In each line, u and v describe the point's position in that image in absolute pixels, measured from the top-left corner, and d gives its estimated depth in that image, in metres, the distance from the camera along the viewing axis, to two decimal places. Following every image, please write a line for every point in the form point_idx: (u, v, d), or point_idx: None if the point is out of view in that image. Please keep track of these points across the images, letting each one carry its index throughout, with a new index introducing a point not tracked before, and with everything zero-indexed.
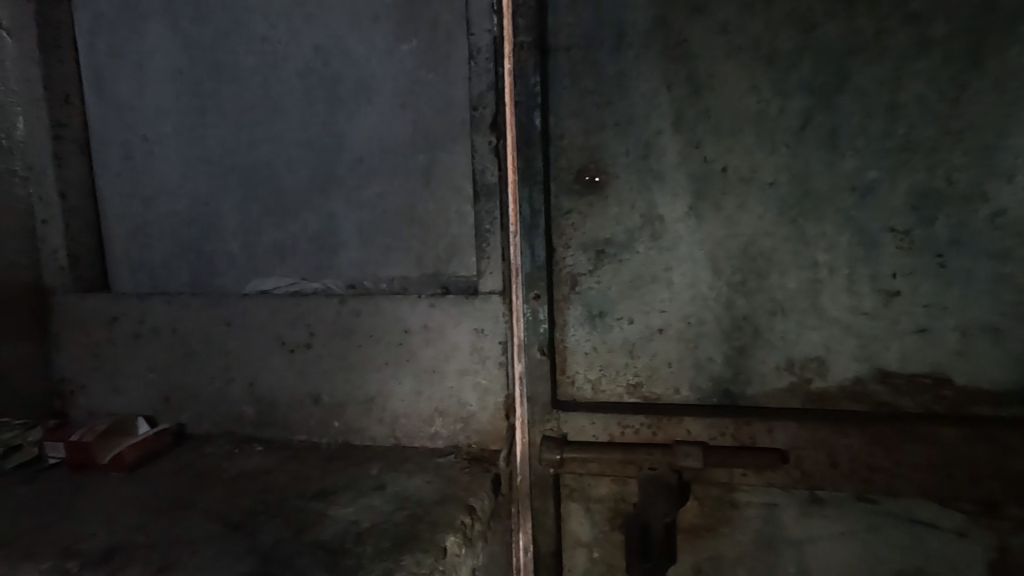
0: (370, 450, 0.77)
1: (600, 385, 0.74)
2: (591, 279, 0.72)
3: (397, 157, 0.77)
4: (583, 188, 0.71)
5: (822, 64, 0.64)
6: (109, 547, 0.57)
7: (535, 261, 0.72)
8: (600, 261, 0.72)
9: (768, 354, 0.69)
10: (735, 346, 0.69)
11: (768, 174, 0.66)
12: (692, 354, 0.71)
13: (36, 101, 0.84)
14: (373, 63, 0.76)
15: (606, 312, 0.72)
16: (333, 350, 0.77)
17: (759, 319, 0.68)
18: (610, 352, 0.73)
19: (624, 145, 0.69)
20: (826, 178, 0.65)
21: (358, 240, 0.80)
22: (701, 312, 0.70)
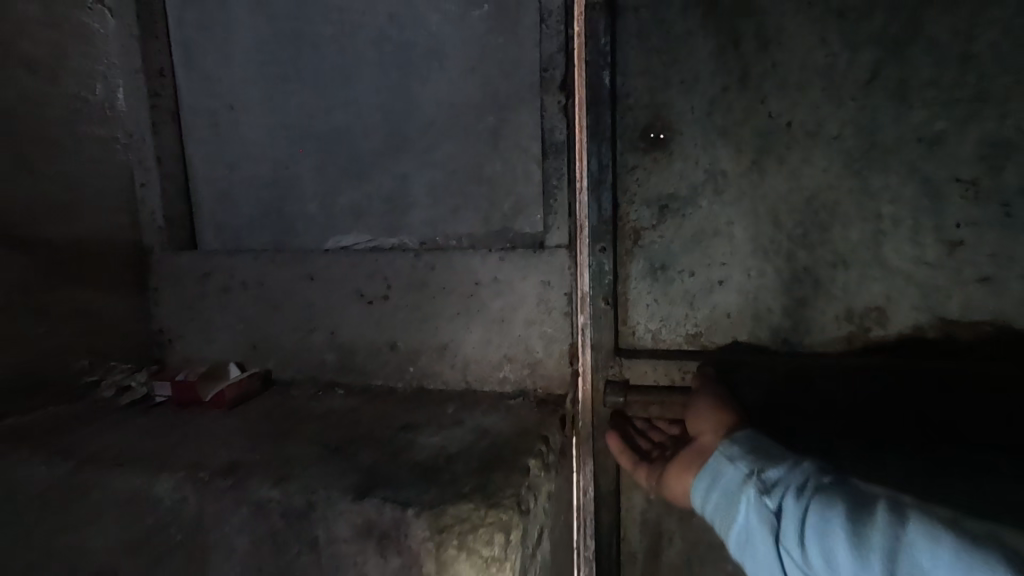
0: (442, 394, 0.83)
1: (660, 335, 0.77)
2: (654, 233, 0.76)
3: (468, 119, 0.81)
4: (648, 145, 0.74)
5: (894, 15, 0.65)
6: (230, 463, 0.64)
7: (602, 216, 0.76)
8: (663, 217, 0.75)
9: (827, 304, 0.71)
10: (795, 297, 0.72)
11: (833, 127, 0.68)
12: (752, 305, 0.73)
13: (136, 74, 0.91)
14: (445, 29, 0.80)
15: (667, 265, 0.76)
16: (408, 302, 0.83)
17: (820, 272, 0.70)
18: (671, 303, 0.76)
19: (690, 103, 0.72)
20: (892, 130, 0.66)
21: (429, 200, 0.85)
22: (762, 265, 0.72)
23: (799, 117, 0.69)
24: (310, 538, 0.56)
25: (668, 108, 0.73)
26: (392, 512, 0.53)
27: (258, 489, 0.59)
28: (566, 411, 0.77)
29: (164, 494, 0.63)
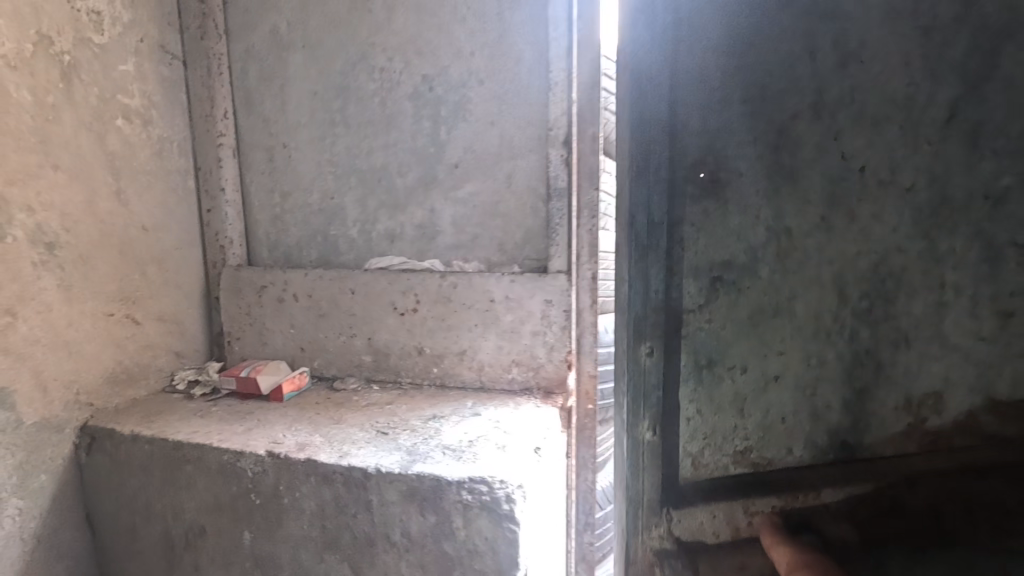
0: (461, 391, 1.00)
1: (702, 460, 0.51)
2: (700, 318, 0.49)
3: (486, 164, 0.98)
4: (706, 188, 0.47)
5: None
6: (300, 444, 0.80)
7: (649, 302, 0.49)
8: (713, 293, 0.48)
9: (891, 390, 0.48)
10: (856, 386, 0.48)
11: (907, 175, 0.45)
12: (807, 397, 0.49)
13: (206, 117, 1.08)
14: (470, 90, 0.97)
15: (718, 358, 0.49)
16: (435, 314, 1.00)
17: (886, 361, 0.48)
18: (715, 416, 0.50)
19: (753, 137, 0.46)
20: (961, 185, 0.44)
21: (453, 229, 1.01)
22: (920, 371, 0.47)
23: (877, 161, 0.45)
24: (366, 501, 0.73)
25: (778, 105, 0.45)
26: (431, 480, 0.70)
27: (324, 461, 0.75)
28: (561, 404, 0.95)
29: (247, 467, 0.79)
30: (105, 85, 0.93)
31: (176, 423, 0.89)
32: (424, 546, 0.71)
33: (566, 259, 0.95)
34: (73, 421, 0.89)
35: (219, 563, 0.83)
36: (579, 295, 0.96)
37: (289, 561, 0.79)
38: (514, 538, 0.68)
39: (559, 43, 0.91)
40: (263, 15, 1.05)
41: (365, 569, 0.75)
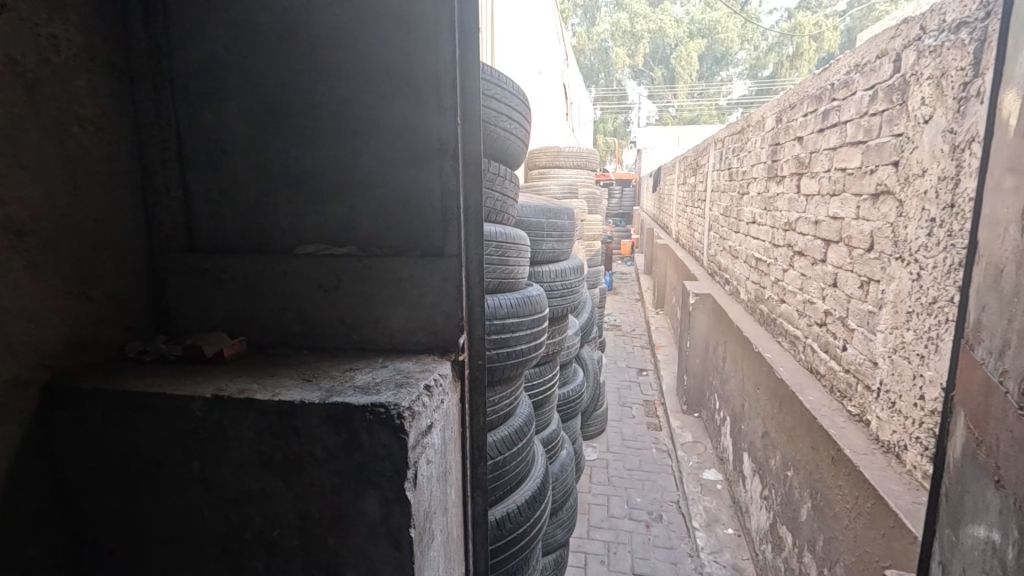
0: (375, 351, 1.25)
1: None
2: None
3: (393, 171, 1.23)
4: None
5: None
6: (240, 389, 1.02)
7: None
8: None
9: None
10: None
11: None
12: None
13: (152, 125, 1.27)
14: (378, 111, 1.22)
15: None
16: (353, 290, 1.24)
17: None
18: None
19: None
20: None
21: (368, 222, 1.26)
22: None
23: None
24: (294, 427, 0.96)
25: None
26: (344, 406, 0.94)
27: (261, 399, 0.98)
28: (454, 358, 1.22)
29: (196, 408, 1.00)
30: (63, 98, 1.09)
31: (131, 380, 1.08)
32: (339, 456, 0.96)
33: (457, 247, 1.22)
34: (39, 379, 1.05)
35: (173, 488, 1.04)
36: (469, 274, 1.26)
37: (233, 481, 1.01)
38: (405, 444, 0.93)
39: (446, 79, 1.18)
40: (203, 40, 1.25)
41: (294, 479, 0.99)
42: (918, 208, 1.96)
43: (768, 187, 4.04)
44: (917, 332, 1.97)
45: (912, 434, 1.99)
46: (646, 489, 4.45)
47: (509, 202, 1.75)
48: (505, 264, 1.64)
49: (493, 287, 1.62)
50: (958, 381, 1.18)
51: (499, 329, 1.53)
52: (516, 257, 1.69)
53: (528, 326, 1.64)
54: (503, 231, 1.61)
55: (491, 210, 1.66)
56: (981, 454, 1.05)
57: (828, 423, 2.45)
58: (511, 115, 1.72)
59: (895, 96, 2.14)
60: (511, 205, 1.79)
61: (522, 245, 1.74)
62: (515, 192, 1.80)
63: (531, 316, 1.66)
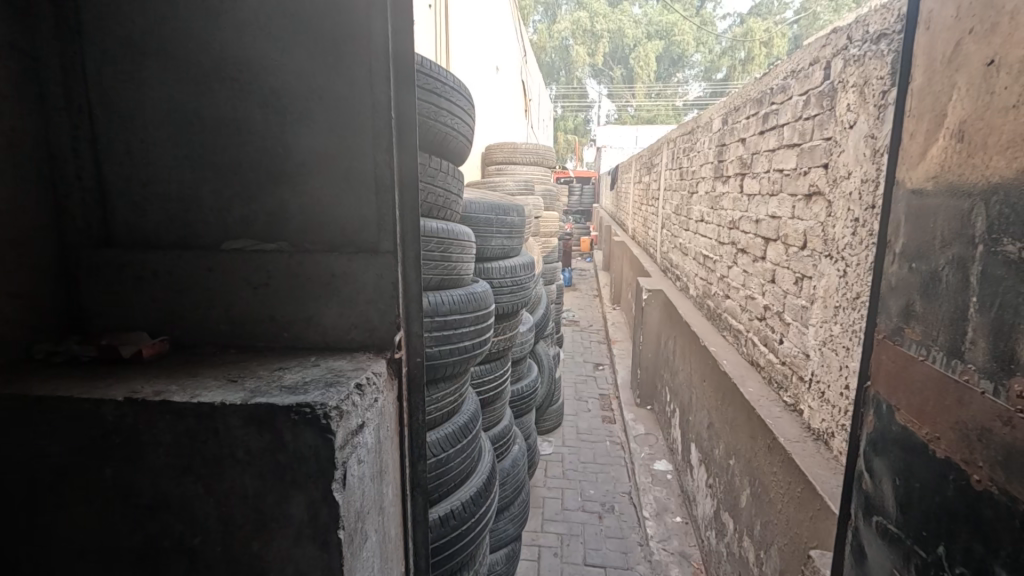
0: (308, 350, 1.21)
1: None
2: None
3: (325, 163, 1.20)
4: None
5: None
6: (157, 391, 0.97)
7: None
8: None
9: None
10: None
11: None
12: None
13: (60, 110, 1.19)
14: (310, 103, 1.19)
15: None
16: (284, 287, 1.20)
17: None
18: None
19: None
20: None
21: (301, 216, 1.22)
22: None
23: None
24: (214, 429, 0.92)
25: None
26: (266, 406, 0.92)
27: (178, 401, 0.94)
28: (392, 355, 1.20)
29: (108, 412, 0.95)
30: None
31: (35, 383, 1.01)
32: (263, 458, 0.93)
33: (394, 243, 1.20)
34: None
35: (83, 497, 0.98)
36: (405, 270, 1.24)
37: (148, 487, 0.96)
38: (331, 445, 0.91)
39: (378, 70, 1.15)
40: (118, 24, 1.18)
41: (215, 484, 0.95)
42: (844, 208, 2.07)
43: (715, 186, 4.18)
44: (843, 326, 2.09)
45: (838, 422, 2.11)
46: (600, 481, 4.54)
47: (452, 198, 1.73)
48: (447, 261, 1.62)
49: (436, 284, 1.61)
50: (886, 378, 1.15)
51: (440, 325, 1.52)
52: (459, 254, 1.68)
53: (472, 323, 1.63)
54: (443, 227, 1.58)
55: (431, 206, 1.64)
56: (938, 450, 0.97)
57: (766, 413, 2.57)
58: (453, 109, 1.71)
59: (825, 102, 2.25)
60: (455, 202, 1.77)
61: (466, 241, 1.73)
62: (458, 188, 1.78)
63: (475, 312, 1.65)
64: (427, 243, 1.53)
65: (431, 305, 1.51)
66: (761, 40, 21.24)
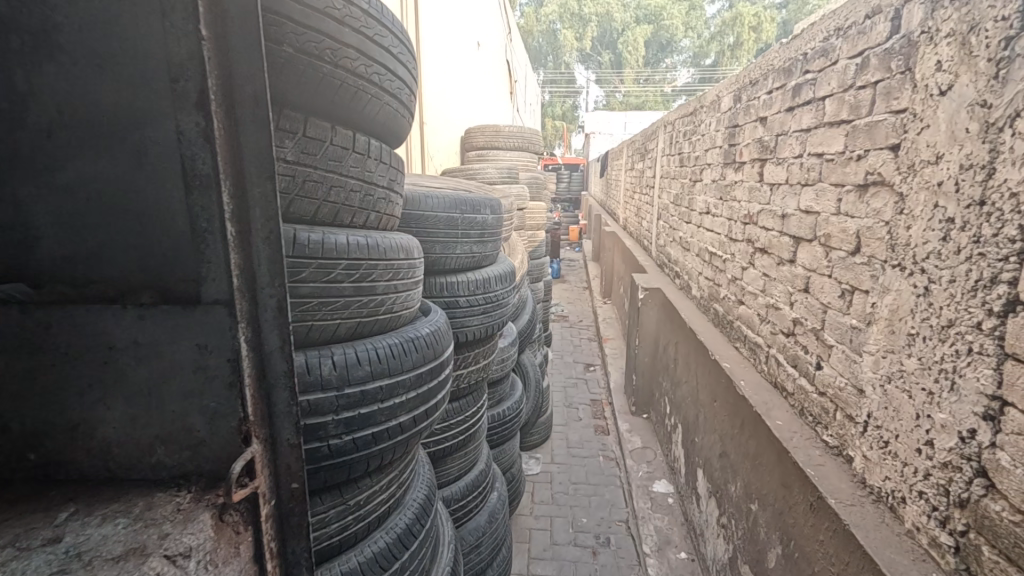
0: (70, 485, 0.88)
1: None
2: None
3: (94, 144, 0.82)
4: None
5: None
6: None
7: None
8: None
9: None
10: None
11: None
12: None
13: None
14: (64, 44, 0.80)
15: None
16: (21, 370, 0.86)
17: None
18: None
19: None
20: None
21: (52, 229, 0.84)
22: None
23: None
24: None
25: None
26: None
27: None
28: (249, 489, 0.90)
29: None
30: None
31: None
32: None
33: (231, 252, 0.87)
34: None
35: None
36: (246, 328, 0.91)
37: None
38: None
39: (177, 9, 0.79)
40: None
41: None
42: (927, 204, 1.55)
43: (725, 173, 3.65)
44: (921, 361, 1.58)
45: (911, 486, 1.62)
46: (594, 507, 4.04)
47: (356, 192, 1.48)
48: (354, 287, 1.39)
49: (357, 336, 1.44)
50: None
51: (344, 383, 1.30)
52: (381, 283, 1.47)
53: (409, 385, 1.45)
54: (336, 240, 1.35)
55: (322, 208, 1.40)
56: None
57: (803, 459, 2.05)
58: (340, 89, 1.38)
59: (894, 63, 1.72)
60: (369, 193, 1.53)
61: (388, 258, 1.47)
62: (371, 172, 1.52)
63: (412, 370, 1.46)
64: (327, 280, 1.33)
65: (336, 360, 1.31)
66: (752, 23, 20.69)
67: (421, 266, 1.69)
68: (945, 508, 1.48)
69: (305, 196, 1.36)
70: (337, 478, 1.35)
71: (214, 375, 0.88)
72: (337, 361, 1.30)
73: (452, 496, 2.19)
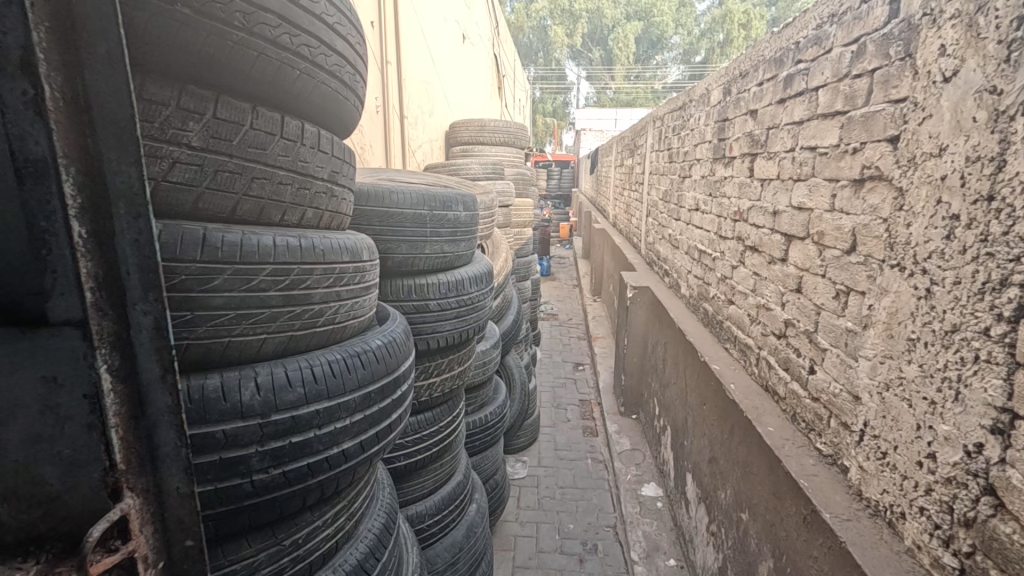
0: None
1: None
2: None
3: None
4: None
5: None
6: None
7: None
8: None
9: None
10: None
11: None
12: None
13: None
14: None
15: None
16: None
17: None
18: None
19: None
20: None
21: None
22: None
23: None
24: None
25: None
26: None
27: None
28: (122, 553, 0.71)
29: None
30: None
31: None
32: None
33: (81, 260, 0.67)
34: None
35: None
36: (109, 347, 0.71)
37: None
38: None
39: None
40: None
41: None
42: (929, 200, 1.44)
43: (714, 169, 3.55)
44: (922, 368, 1.47)
45: (911, 501, 1.52)
46: (581, 512, 3.94)
47: (285, 186, 1.36)
48: (280, 295, 1.28)
49: (291, 351, 1.34)
50: None
51: (268, 406, 1.20)
52: (319, 291, 1.37)
53: (352, 409, 1.37)
54: (255, 242, 1.23)
55: (241, 204, 1.29)
56: None
57: (796, 469, 1.94)
58: (265, 65, 1.25)
59: (893, 49, 1.61)
60: (304, 187, 1.41)
61: (322, 263, 1.36)
62: (304, 160, 1.39)
63: (357, 392, 1.38)
64: (246, 289, 1.22)
65: (260, 383, 1.21)
66: (741, 20, 20.68)
67: (371, 272, 1.58)
68: (949, 526, 1.37)
69: (218, 189, 1.24)
70: (269, 517, 1.27)
71: (69, 418, 0.69)
72: (262, 385, 1.21)
73: (424, 512, 2.10)
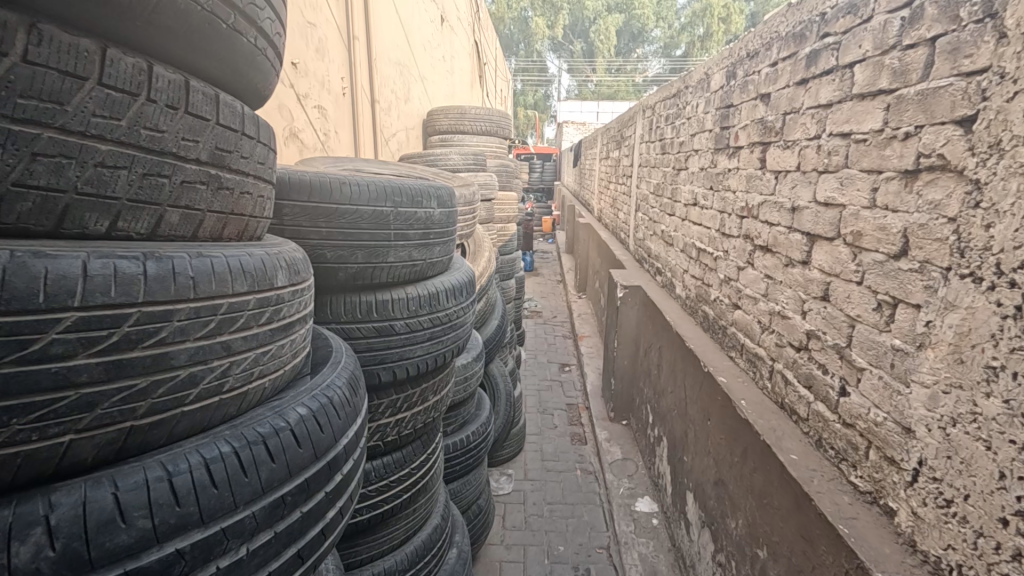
0: None
1: None
2: None
3: None
4: None
5: None
6: None
7: None
8: None
9: None
10: None
11: None
12: None
13: None
14: None
15: None
16: None
17: None
18: None
19: None
20: None
21: None
22: None
23: None
24: None
25: None
26: None
27: None
28: None
29: None
30: None
31: None
32: None
33: None
34: None
35: None
36: None
37: None
38: None
39: None
40: None
41: None
42: (1021, 196, 1.16)
43: (715, 160, 3.26)
44: (1009, 406, 1.19)
45: (989, 565, 1.24)
46: (571, 532, 3.64)
47: (116, 173, 0.97)
48: (92, 361, 0.90)
49: (129, 449, 0.99)
50: None
51: (72, 545, 0.87)
52: (184, 347, 1.02)
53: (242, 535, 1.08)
54: (46, 271, 0.85)
55: (14, 203, 0.88)
56: None
57: (831, 509, 1.66)
58: None
59: (967, 9, 1.31)
60: (154, 174, 1.03)
61: (181, 299, 1.01)
62: (155, 126, 1.01)
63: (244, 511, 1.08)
64: (23, 359, 0.83)
65: (54, 523, 0.86)
66: (722, 13, 20.57)
67: (285, 307, 1.27)
68: None
69: None
70: None
71: None
72: (60, 527, 0.87)
73: (394, 569, 1.87)
